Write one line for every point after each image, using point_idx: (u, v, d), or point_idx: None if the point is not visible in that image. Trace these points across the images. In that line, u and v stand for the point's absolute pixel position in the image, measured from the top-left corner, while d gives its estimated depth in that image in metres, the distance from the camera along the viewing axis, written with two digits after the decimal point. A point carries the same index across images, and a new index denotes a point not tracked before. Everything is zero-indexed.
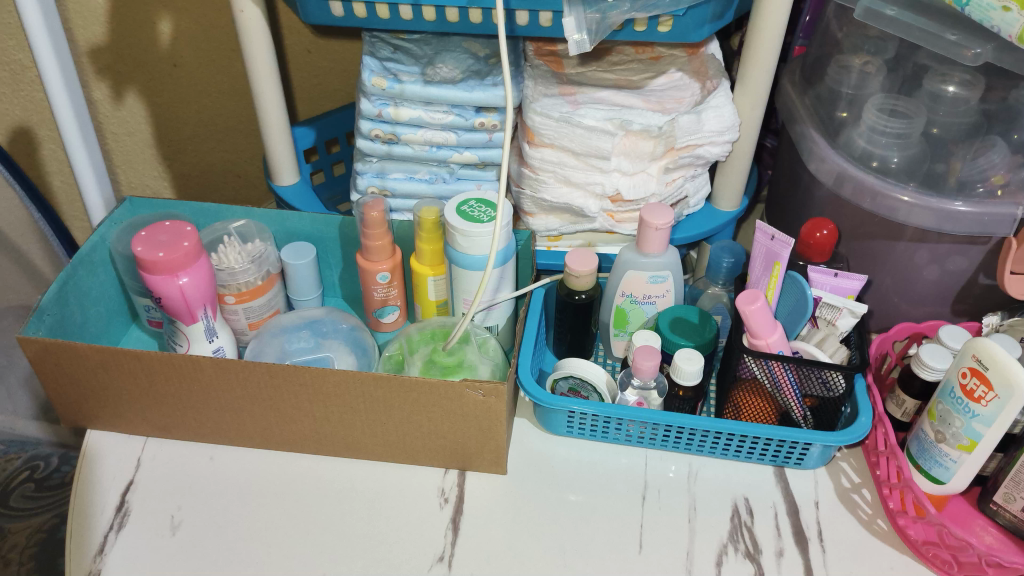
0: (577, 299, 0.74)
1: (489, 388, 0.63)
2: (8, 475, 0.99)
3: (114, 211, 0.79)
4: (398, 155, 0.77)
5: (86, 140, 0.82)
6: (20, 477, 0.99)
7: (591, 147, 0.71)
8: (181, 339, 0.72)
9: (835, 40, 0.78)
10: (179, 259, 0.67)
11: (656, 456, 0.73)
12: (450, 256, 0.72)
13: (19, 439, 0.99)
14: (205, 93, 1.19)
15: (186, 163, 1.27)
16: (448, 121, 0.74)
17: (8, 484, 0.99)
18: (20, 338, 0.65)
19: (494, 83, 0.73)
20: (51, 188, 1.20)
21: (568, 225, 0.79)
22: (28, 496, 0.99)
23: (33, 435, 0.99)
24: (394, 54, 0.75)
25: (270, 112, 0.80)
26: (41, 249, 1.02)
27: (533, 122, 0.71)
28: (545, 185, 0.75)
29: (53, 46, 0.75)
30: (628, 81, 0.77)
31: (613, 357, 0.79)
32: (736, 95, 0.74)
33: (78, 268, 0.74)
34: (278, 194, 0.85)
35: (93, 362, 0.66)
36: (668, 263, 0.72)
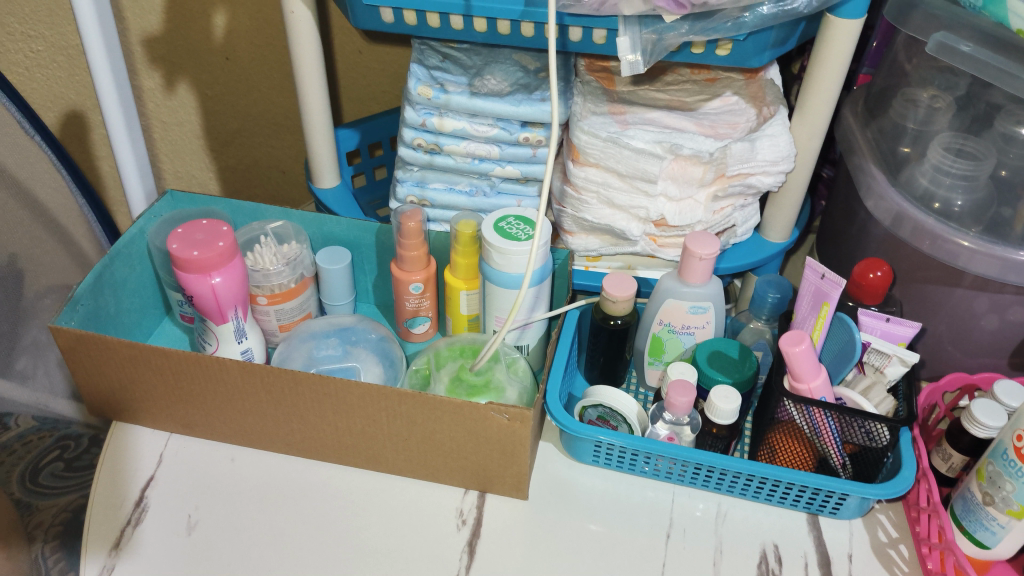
0: (612, 324, 0.72)
1: (515, 413, 0.61)
2: (39, 454, 0.96)
3: (155, 204, 0.79)
4: (440, 166, 0.76)
5: (131, 135, 0.82)
6: (49, 456, 0.96)
7: (638, 170, 0.69)
8: (211, 339, 0.71)
9: (903, 71, 0.74)
10: (213, 258, 0.66)
11: (684, 494, 0.70)
12: (485, 272, 0.71)
13: (52, 416, 0.99)
14: (256, 88, 1.20)
15: (233, 155, 1.28)
16: (492, 134, 0.73)
17: (38, 464, 0.95)
18: (52, 328, 0.65)
19: (542, 98, 0.71)
20: (100, 172, 1.22)
21: (609, 246, 0.77)
22: (56, 475, 0.94)
23: (65, 413, 0.99)
24: (442, 63, 0.73)
25: (314, 115, 0.79)
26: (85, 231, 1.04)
27: (581, 140, 0.69)
28: (587, 205, 0.73)
29: (105, 42, 0.75)
30: (681, 102, 0.74)
31: (646, 386, 0.77)
32: (793, 124, 0.71)
33: (115, 259, 0.74)
34: (317, 197, 0.84)
35: (122, 356, 0.66)
36: (709, 295, 0.69)
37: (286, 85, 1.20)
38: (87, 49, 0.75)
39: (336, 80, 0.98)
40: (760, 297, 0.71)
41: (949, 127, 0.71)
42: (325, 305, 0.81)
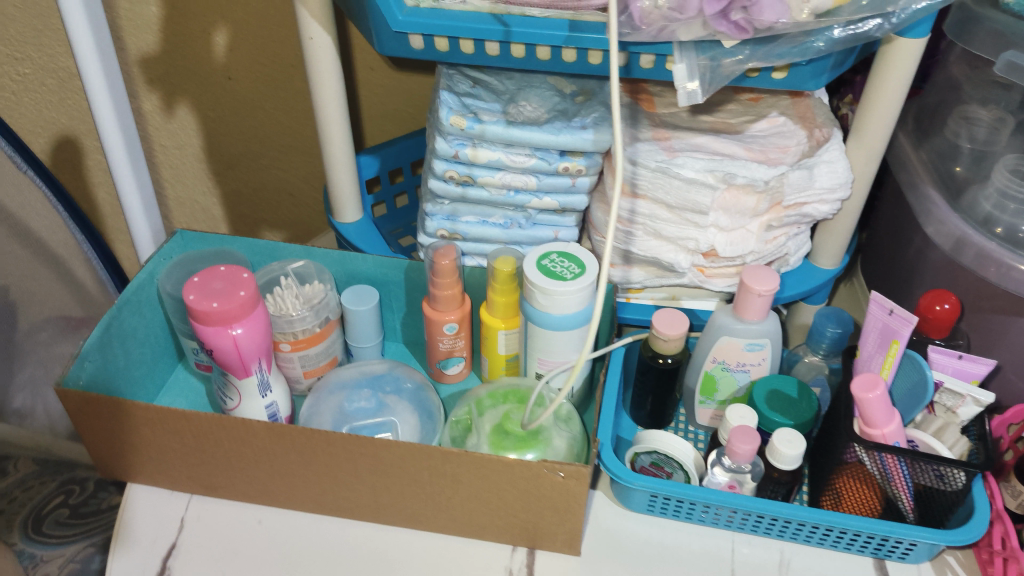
0: (662, 363, 0.68)
1: (571, 470, 0.56)
2: (42, 500, 0.88)
3: (165, 246, 0.74)
4: (473, 199, 0.72)
5: (136, 173, 0.77)
6: (53, 503, 0.88)
7: (688, 201, 0.65)
8: (233, 393, 0.66)
9: (955, 85, 0.72)
10: (234, 309, 0.61)
11: (744, 541, 0.66)
12: (527, 312, 0.66)
13: (55, 461, 0.91)
14: (261, 107, 1.15)
15: (238, 178, 1.24)
16: (530, 164, 0.68)
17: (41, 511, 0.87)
18: (60, 391, 0.60)
19: (582, 126, 0.67)
20: (96, 200, 1.16)
21: (653, 278, 0.73)
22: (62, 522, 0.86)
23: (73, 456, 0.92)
24: (473, 89, 0.70)
25: (335, 147, 0.74)
26: (88, 271, 0.97)
27: (626, 170, 0.66)
28: (632, 237, 0.69)
29: (105, 75, 0.70)
30: (726, 124, 0.71)
31: (697, 425, 0.73)
32: (848, 146, 0.67)
33: (124, 309, 0.70)
34: (339, 232, 0.80)
35: (139, 418, 0.61)
36: (766, 331, 0.65)
37: (292, 104, 1.15)
38: (87, 82, 0.70)
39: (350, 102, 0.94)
40: (818, 331, 0.67)
41: (1011, 147, 0.68)
42: (350, 347, 0.77)
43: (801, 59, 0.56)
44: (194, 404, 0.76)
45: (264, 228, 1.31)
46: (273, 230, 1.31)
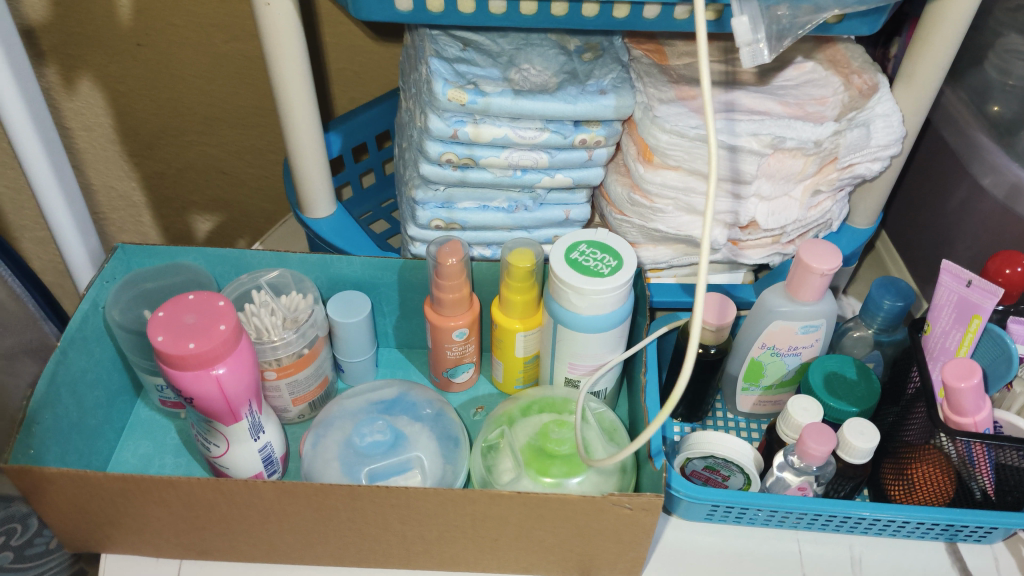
0: (704, 354, 0.61)
1: (641, 501, 0.49)
2: None
3: (105, 268, 0.62)
4: (473, 182, 0.62)
5: (64, 187, 0.62)
6: None
7: (731, 171, 0.56)
8: (218, 440, 0.56)
9: (985, 7, 0.63)
10: (215, 349, 0.50)
11: (810, 540, 0.60)
12: (554, 312, 0.57)
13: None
14: (180, 77, 0.98)
15: (159, 159, 1.08)
16: (542, 140, 0.58)
17: None
18: (7, 468, 0.49)
19: (600, 90, 0.57)
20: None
21: (681, 256, 0.66)
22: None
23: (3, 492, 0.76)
24: (464, 53, 0.59)
25: (301, 133, 0.62)
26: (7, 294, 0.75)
27: (657, 140, 0.56)
28: (662, 213, 0.61)
29: (11, 68, 0.54)
30: (748, 75, 0.62)
31: (738, 412, 0.67)
32: (896, 91, 0.59)
33: (69, 349, 0.58)
34: (311, 230, 0.69)
35: (112, 491, 0.50)
36: (824, 312, 0.58)
37: (213, 71, 0.98)
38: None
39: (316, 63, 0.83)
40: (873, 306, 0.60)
41: None
42: (340, 362, 0.67)
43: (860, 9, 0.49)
44: (164, 446, 0.64)
45: (193, 212, 1.15)
46: (205, 215, 1.16)
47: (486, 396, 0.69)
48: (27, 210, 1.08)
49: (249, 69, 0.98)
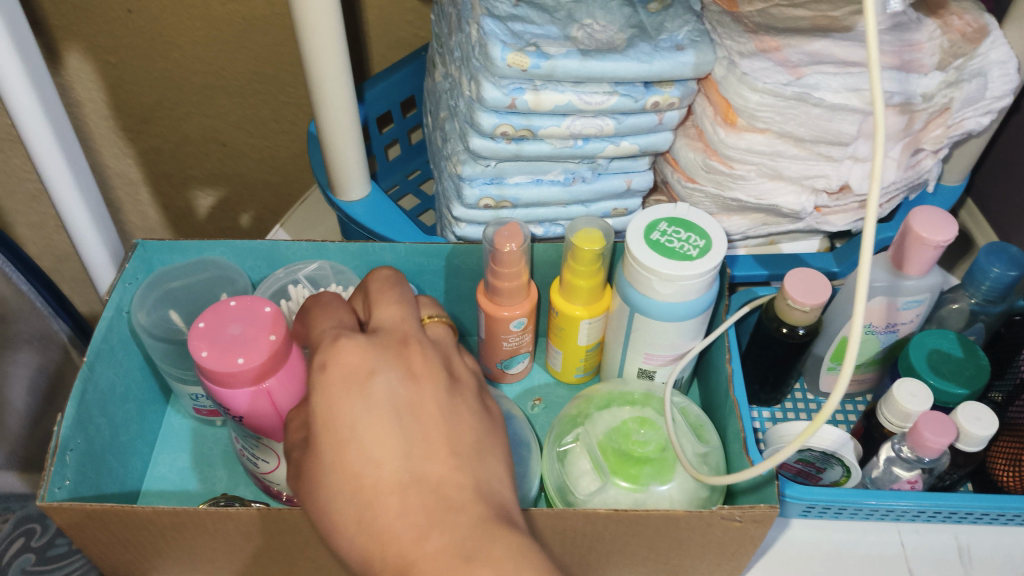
0: (790, 335, 0.55)
1: (753, 514, 0.43)
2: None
3: (127, 268, 0.56)
4: (529, 156, 0.56)
5: (79, 182, 0.53)
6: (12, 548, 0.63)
7: (827, 132, 0.50)
8: (268, 456, 0.50)
9: None
10: (267, 363, 0.44)
11: (911, 530, 0.55)
12: (630, 299, 0.51)
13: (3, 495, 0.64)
14: (174, 45, 0.88)
15: (154, 134, 0.99)
16: (610, 106, 0.52)
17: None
18: (46, 508, 0.43)
19: (676, 45, 0.51)
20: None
21: (759, 226, 0.59)
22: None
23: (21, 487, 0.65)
24: (516, 10, 0.51)
25: (334, 106, 0.56)
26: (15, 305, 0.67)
27: (746, 101, 0.50)
28: (744, 180, 0.54)
29: (16, 48, 0.45)
30: (828, 18, 0.54)
31: (821, 393, 0.61)
32: (1007, 31, 0.52)
33: (96, 363, 0.52)
34: (343, 213, 0.62)
35: (162, 525, 0.45)
36: (928, 286, 0.53)
37: (209, 36, 0.87)
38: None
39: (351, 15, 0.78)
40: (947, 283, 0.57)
41: None
42: None
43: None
44: (203, 457, 0.59)
45: (194, 187, 1.05)
46: (206, 189, 1.06)
47: (542, 387, 0.63)
48: (19, 195, 1.01)
49: (247, 33, 0.86)
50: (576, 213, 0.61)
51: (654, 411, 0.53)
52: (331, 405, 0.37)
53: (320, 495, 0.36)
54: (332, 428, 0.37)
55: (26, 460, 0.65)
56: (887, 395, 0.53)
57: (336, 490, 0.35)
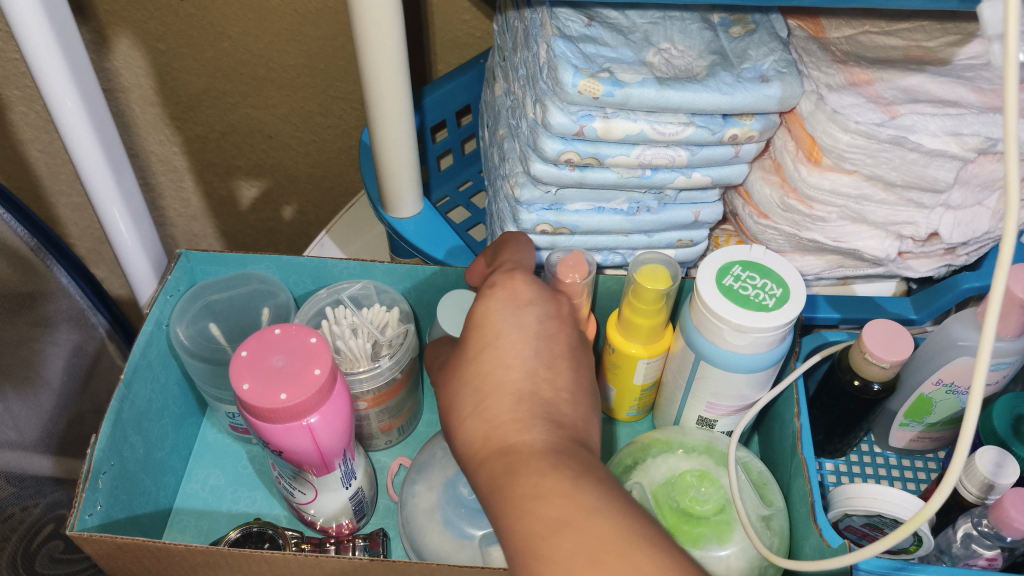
0: (865, 388, 0.51)
1: None
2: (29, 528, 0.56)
3: (169, 278, 0.54)
4: (593, 184, 0.52)
5: (120, 187, 0.51)
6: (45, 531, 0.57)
7: (921, 179, 0.46)
8: (306, 488, 0.48)
9: None
10: (311, 399, 0.41)
11: None
12: (696, 345, 0.48)
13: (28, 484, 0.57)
14: (225, 35, 0.84)
15: (201, 123, 0.94)
16: (685, 137, 0.48)
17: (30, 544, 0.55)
18: (76, 538, 0.41)
19: (760, 76, 0.47)
20: (26, 157, 0.96)
21: (833, 267, 0.56)
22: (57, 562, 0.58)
23: None
24: (590, 30, 0.48)
25: (388, 121, 0.53)
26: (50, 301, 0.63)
27: (835, 142, 0.45)
28: (824, 222, 0.50)
29: (59, 48, 0.44)
30: (921, 48, 0.50)
31: (890, 446, 0.58)
32: None
33: (133, 380, 0.50)
34: (393, 228, 0.60)
35: (194, 561, 0.42)
36: (1019, 349, 0.49)
37: (260, 27, 0.83)
38: (31, 60, 0.44)
39: (415, 18, 0.76)
40: None
41: None
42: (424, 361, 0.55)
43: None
44: (236, 476, 0.57)
45: (238, 177, 1.01)
46: (250, 180, 1.01)
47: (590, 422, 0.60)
48: (63, 175, 0.99)
49: (300, 25, 0.83)
50: (638, 243, 0.57)
51: (716, 463, 0.50)
52: (485, 315, 0.42)
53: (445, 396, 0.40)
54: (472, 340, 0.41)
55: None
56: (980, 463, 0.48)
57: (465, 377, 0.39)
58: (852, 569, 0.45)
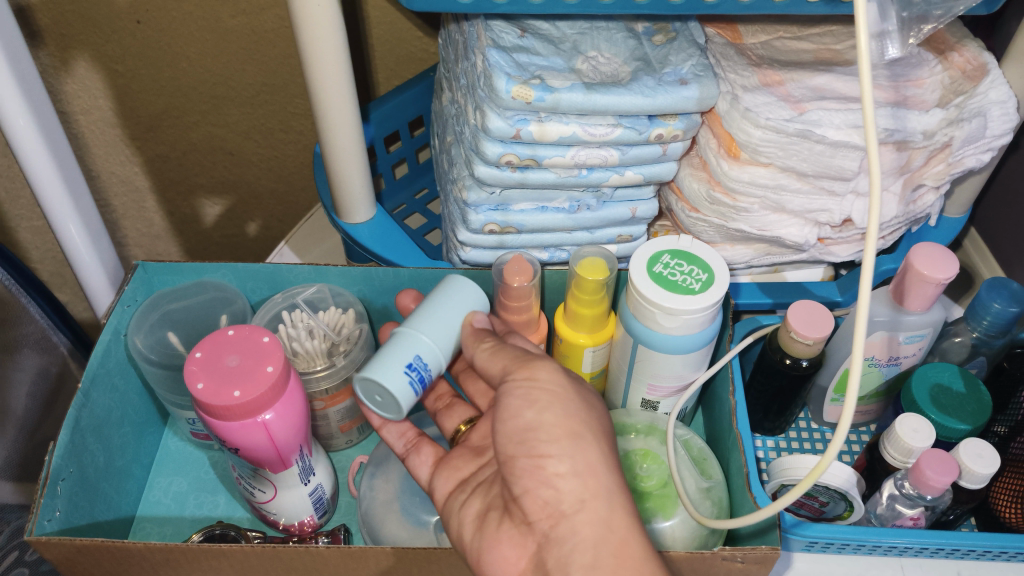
0: (793, 365, 0.55)
1: (755, 556, 0.43)
2: None
3: (126, 290, 0.56)
4: (533, 184, 0.56)
5: (78, 203, 0.53)
6: None
7: (829, 168, 0.51)
8: (265, 486, 0.50)
9: None
10: (264, 395, 0.44)
11: (915, 565, 0.53)
12: (632, 331, 0.51)
13: None
14: (182, 55, 0.87)
15: (161, 142, 0.96)
16: (614, 137, 0.52)
17: None
18: (34, 543, 0.42)
19: (680, 79, 0.51)
20: None
21: (762, 255, 0.60)
22: None
23: (10, 502, 0.64)
24: (522, 41, 0.52)
25: (337, 131, 0.56)
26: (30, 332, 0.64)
27: (749, 137, 0.50)
28: (747, 212, 0.54)
29: (14, 72, 0.46)
30: (830, 51, 0.54)
31: (822, 421, 0.62)
32: (1004, 67, 0.53)
33: (92, 389, 0.52)
34: (348, 235, 0.63)
35: (156, 560, 0.44)
36: (931, 321, 0.54)
37: (216, 47, 0.86)
38: None
39: (365, 34, 0.79)
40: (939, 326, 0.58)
41: None
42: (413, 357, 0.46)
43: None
44: (199, 482, 0.58)
45: (200, 196, 1.03)
46: (213, 198, 1.03)
47: None
48: (23, 200, 0.99)
49: (256, 45, 0.86)
50: (582, 239, 0.61)
51: (657, 442, 0.53)
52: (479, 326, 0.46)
53: (532, 406, 0.44)
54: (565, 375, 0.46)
55: (23, 477, 0.65)
56: (899, 435, 0.51)
57: (575, 407, 0.45)
58: (784, 529, 0.51)
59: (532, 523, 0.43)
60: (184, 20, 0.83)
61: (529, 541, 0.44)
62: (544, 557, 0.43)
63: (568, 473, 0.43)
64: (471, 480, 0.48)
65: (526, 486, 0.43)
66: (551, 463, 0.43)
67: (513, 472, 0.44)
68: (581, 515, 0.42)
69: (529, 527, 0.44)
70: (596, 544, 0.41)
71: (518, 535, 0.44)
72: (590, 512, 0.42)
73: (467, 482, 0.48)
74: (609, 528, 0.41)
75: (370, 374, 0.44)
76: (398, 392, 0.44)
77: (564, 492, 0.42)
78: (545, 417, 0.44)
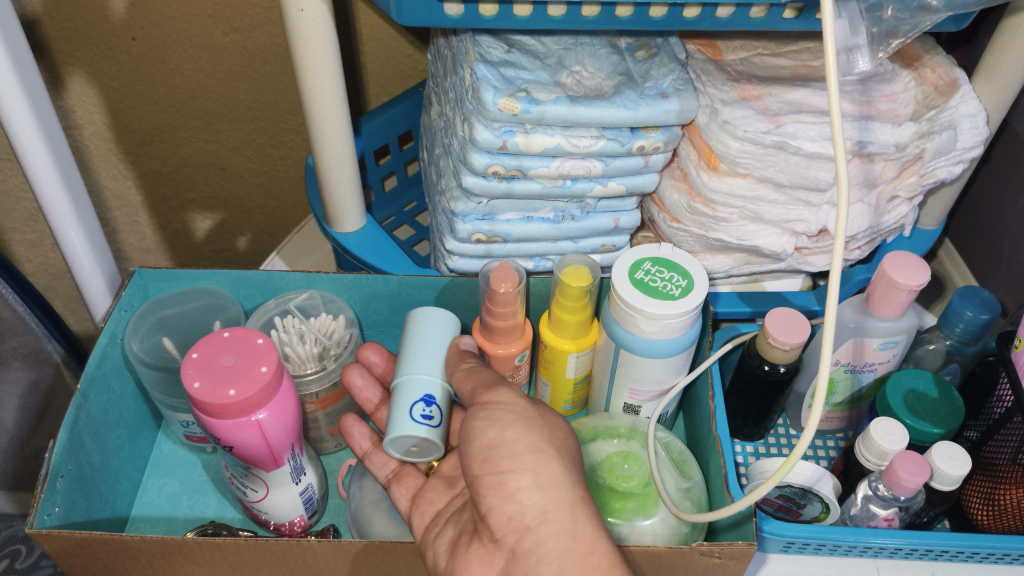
0: (772, 371, 0.56)
1: (732, 551, 0.44)
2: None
3: (123, 295, 0.57)
4: (519, 194, 0.57)
5: (77, 209, 0.54)
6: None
7: (805, 179, 0.52)
8: (256, 485, 0.51)
9: None
10: (257, 394, 0.45)
11: (891, 565, 0.55)
12: (615, 335, 0.53)
13: None
14: (178, 71, 0.88)
15: (155, 156, 0.97)
16: (597, 148, 0.54)
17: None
18: (35, 535, 0.43)
19: (661, 93, 0.53)
20: None
21: (741, 264, 0.62)
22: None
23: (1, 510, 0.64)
24: (509, 56, 0.53)
25: (329, 142, 0.57)
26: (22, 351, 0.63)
27: (727, 148, 0.52)
28: (726, 222, 0.56)
29: (20, 82, 0.48)
30: (807, 67, 0.56)
31: (799, 427, 0.64)
32: (973, 84, 0.55)
33: (89, 390, 0.53)
34: (339, 243, 0.64)
35: (153, 553, 0.45)
36: (904, 327, 0.55)
37: (211, 63, 0.88)
38: None
39: (357, 53, 0.81)
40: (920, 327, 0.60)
41: None
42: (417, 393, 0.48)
43: (948, 14, 0.46)
44: (192, 484, 0.59)
45: (192, 210, 1.04)
46: (205, 212, 1.04)
47: None
48: (17, 213, 1.00)
49: (249, 62, 0.87)
50: (566, 249, 0.63)
51: (638, 444, 0.54)
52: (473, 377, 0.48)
53: (494, 425, 0.45)
54: (527, 400, 0.47)
55: (13, 484, 0.65)
56: (873, 438, 0.52)
57: (537, 427, 0.45)
58: (758, 528, 0.52)
59: (499, 539, 0.44)
60: (180, 36, 0.85)
61: (497, 558, 0.44)
62: (513, 569, 0.43)
63: (531, 486, 0.43)
64: (445, 514, 0.49)
65: (491, 503, 0.43)
66: (513, 479, 0.43)
67: (479, 492, 0.44)
68: (545, 527, 0.42)
69: (497, 544, 0.44)
70: (562, 555, 0.41)
71: (486, 554, 0.44)
72: (555, 523, 0.42)
73: (441, 516, 0.49)
74: (574, 539, 0.41)
75: (400, 429, 0.46)
76: (430, 432, 0.47)
77: (527, 505, 0.42)
78: (507, 435, 0.44)
